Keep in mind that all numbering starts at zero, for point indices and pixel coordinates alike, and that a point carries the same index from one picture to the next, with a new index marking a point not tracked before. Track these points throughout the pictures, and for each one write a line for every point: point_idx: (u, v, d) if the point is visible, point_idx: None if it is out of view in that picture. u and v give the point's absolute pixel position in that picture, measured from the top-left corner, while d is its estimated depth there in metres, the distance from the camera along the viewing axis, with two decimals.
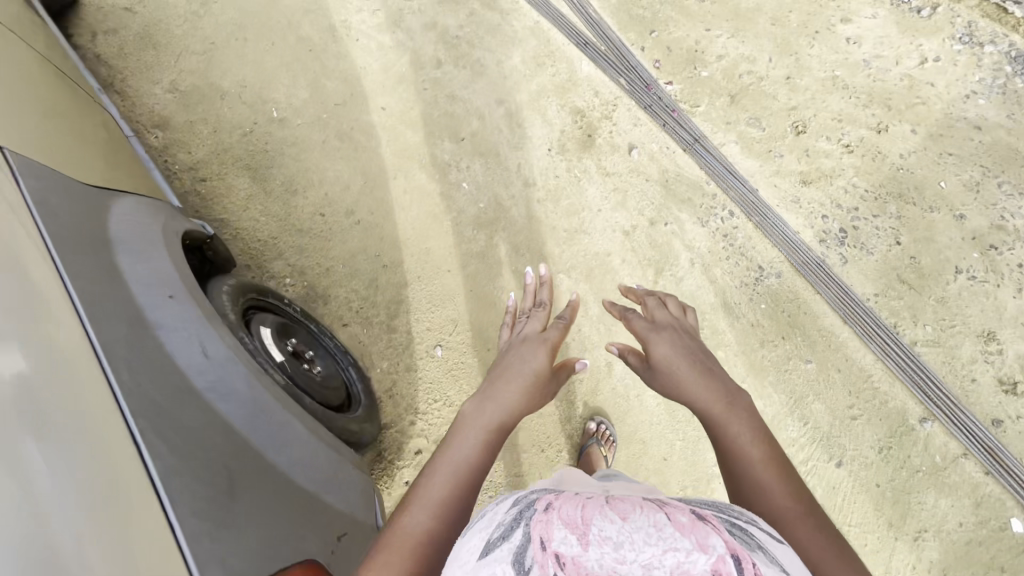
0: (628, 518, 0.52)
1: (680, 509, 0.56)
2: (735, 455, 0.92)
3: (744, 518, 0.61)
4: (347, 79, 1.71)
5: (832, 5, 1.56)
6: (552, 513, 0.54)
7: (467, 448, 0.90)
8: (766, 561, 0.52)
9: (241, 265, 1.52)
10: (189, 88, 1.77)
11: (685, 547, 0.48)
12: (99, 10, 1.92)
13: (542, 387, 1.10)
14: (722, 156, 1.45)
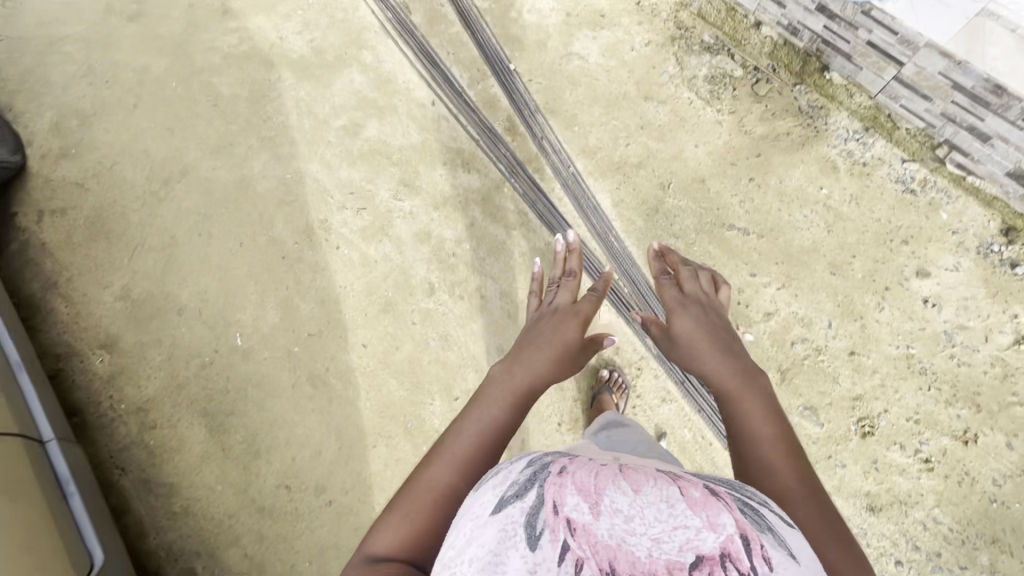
0: (641, 493, 0.52)
1: (693, 483, 0.54)
2: (743, 436, 0.73)
3: (757, 498, 0.54)
4: (325, 300, 1.46)
5: (904, 251, 1.30)
6: (567, 475, 0.53)
7: (492, 409, 0.79)
8: (777, 544, 0.47)
9: (192, 551, 1.31)
10: (142, 296, 1.53)
11: (696, 525, 0.47)
12: (49, 184, 1.70)
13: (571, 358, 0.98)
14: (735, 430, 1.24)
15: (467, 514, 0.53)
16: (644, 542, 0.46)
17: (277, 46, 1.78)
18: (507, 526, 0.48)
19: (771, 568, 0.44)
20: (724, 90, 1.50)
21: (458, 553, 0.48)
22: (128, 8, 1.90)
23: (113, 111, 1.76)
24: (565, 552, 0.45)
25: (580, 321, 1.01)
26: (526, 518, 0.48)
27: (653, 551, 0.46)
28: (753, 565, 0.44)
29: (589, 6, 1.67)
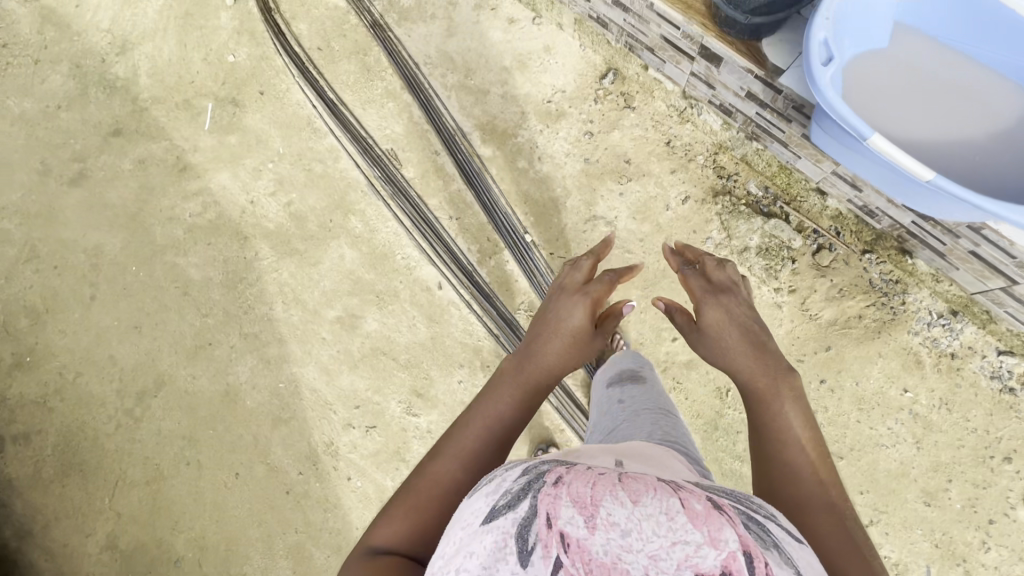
0: (640, 502, 0.42)
1: (695, 494, 0.46)
2: (774, 439, 0.68)
3: (763, 510, 0.49)
4: (342, 546, 1.31)
5: (1009, 471, 1.14)
6: (562, 482, 0.44)
7: (505, 396, 0.74)
8: (781, 563, 0.42)
9: None
10: (133, 547, 1.37)
11: (696, 540, 0.40)
12: (4, 406, 1.48)
13: (580, 349, 0.83)
14: None
15: (457, 522, 0.46)
16: (641, 560, 0.38)
17: (250, 211, 1.53)
18: (496, 542, 0.40)
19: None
20: (782, 266, 1.28)
21: (446, 569, 0.41)
22: (69, 168, 1.63)
23: (69, 305, 1.52)
24: (558, 572, 0.38)
25: (591, 303, 0.85)
26: (518, 531, 0.40)
27: (651, 571, 0.38)
28: None
29: (610, 149, 1.43)
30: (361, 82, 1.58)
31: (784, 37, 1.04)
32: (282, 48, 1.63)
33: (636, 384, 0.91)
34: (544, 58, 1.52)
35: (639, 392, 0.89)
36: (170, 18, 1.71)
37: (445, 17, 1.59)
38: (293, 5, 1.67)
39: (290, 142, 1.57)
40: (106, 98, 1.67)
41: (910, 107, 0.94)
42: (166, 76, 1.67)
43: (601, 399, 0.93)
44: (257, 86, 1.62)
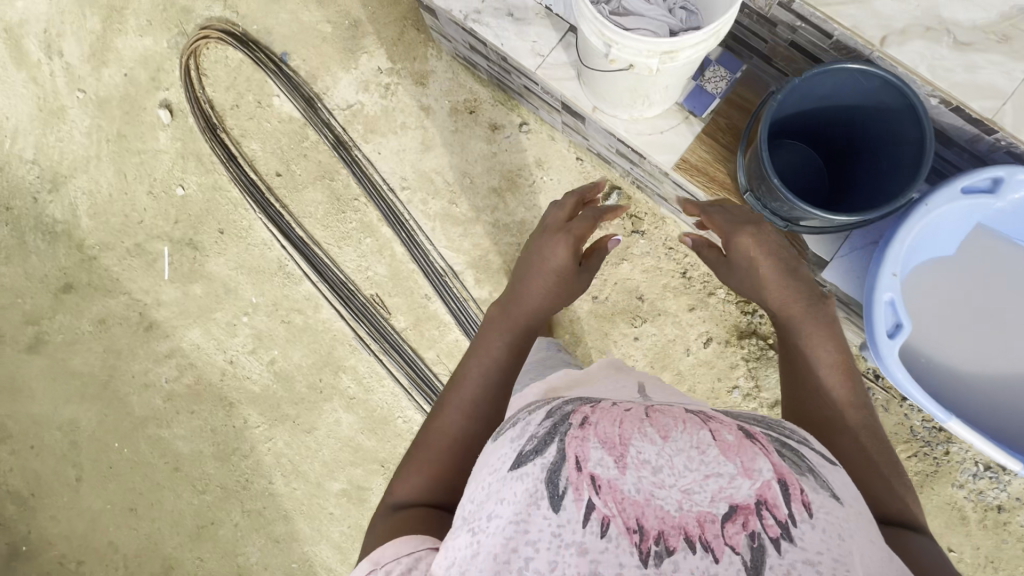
0: (670, 439, 0.49)
1: (727, 423, 0.51)
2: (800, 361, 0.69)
3: (796, 437, 0.52)
4: None
5: None
6: (590, 425, 0.51)
7: (496, 344, 0.83)
8: (818, 488, 0.45)
9: None
10: None
11: (728, 472, 0.46)
12: None
13: (565, 286, 0.89)
14: None
15: (484, 465, 0.52)
16: (673, 495, 0.45)
17: (231, 373, 1.41)
18: (528, 483, 0.47)
19: (812, 515, 0.43)
20: None
21: (481, 512, 0.48)
22: (23, 333, 1.47)
23: (55, 488, 1.43)
24: (590, 510, 0.45)
25: (572, 242, 0.88)
26: (547, 475, 0.47)
27: (684, 503, 0.45)
28: (791, 514, 0.43)
29: (620, 284, 1.29)
30: (332, 215, 1.39)
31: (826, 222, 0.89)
32: (237, 177, 1.43)
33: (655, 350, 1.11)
34: (537, 174, 1.34)
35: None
36: (103, 143, 1.49)
37: (419, 128, 1.38)
38: (241, 118, 1.44)
39: (263, 290, 1.41)
40: (49, 246, 1.49)
41: (977, 328, 0.88)
42: (110, 215, 1.47)
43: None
44: (215, 223, 1.44)
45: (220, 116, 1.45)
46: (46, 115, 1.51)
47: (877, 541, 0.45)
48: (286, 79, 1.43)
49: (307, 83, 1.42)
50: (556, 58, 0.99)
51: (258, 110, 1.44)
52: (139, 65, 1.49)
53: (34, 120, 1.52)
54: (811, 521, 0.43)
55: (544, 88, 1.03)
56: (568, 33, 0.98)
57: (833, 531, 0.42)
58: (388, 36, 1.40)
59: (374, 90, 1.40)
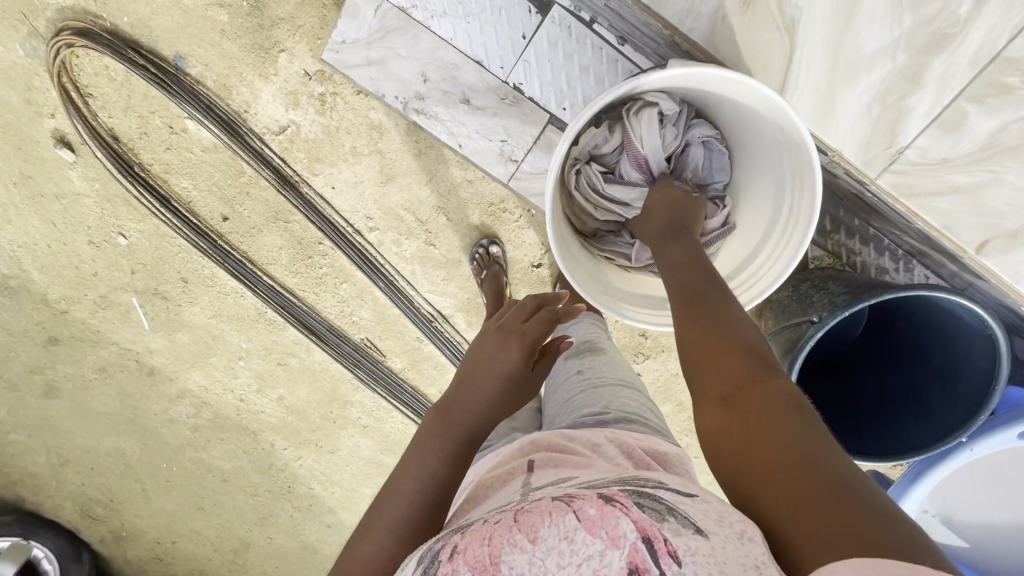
0: (538, 539, 0.39)
1: (589, 495, 0.43)
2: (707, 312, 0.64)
3: (649, 484, 0.47)
4: None
5: None
6: (457, 553, 0.41)
7: (432, 455, 0.60)
8: (681, 529, 0.39)
9: None
10: None
11: (598, 553, 0.37)
12: (129, 562, 1.69)
13: (511, 397, 0.67)
14: (576, 386, 0.80)
15: None
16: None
17: (245, 408, 1.45)
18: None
19: (682, 565, 0.36)
20: None
21: None
22: (34, 380, 1.49)
23: (127, 496, 1.61)
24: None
25: (527, 343, 0.67)
26: None
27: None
28: (664, 572, 0.36)
29: (624, 323, 1.19)
30: (299, 261, 1.24)
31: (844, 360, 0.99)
32: (177, 223, 1.23)
33: (595, 354, 0.87)
34: (522, 204, 1.14)
35: (599, 362, 0.85)
36: (8, 186, 1.26)
37: (374, 153, 1.12)
38: (156, 150, 1.17)
39: (250, 336, 1.35)
40: (12, 301, 1.39)
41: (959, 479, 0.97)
42: (59, 269, 1.33)
43: (559, 372, 0.87)
44: (174, 271, 1.30)
45: (132, 149, 1.18)
46: None
47: (760, 545, 0.39)
48: (191, 97, 1.10)
49: (220, 100, 1.11)
50: (531, 160, 1.09)
51: (173, 137, 1.16)
52: (2, 82, 1.15)
53: None
54: (684, 573, 0.35)
55: (519, 185, 1.12)
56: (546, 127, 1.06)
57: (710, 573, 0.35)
58: (307, 24, 1.05)
59: (307, 104, 1.09)
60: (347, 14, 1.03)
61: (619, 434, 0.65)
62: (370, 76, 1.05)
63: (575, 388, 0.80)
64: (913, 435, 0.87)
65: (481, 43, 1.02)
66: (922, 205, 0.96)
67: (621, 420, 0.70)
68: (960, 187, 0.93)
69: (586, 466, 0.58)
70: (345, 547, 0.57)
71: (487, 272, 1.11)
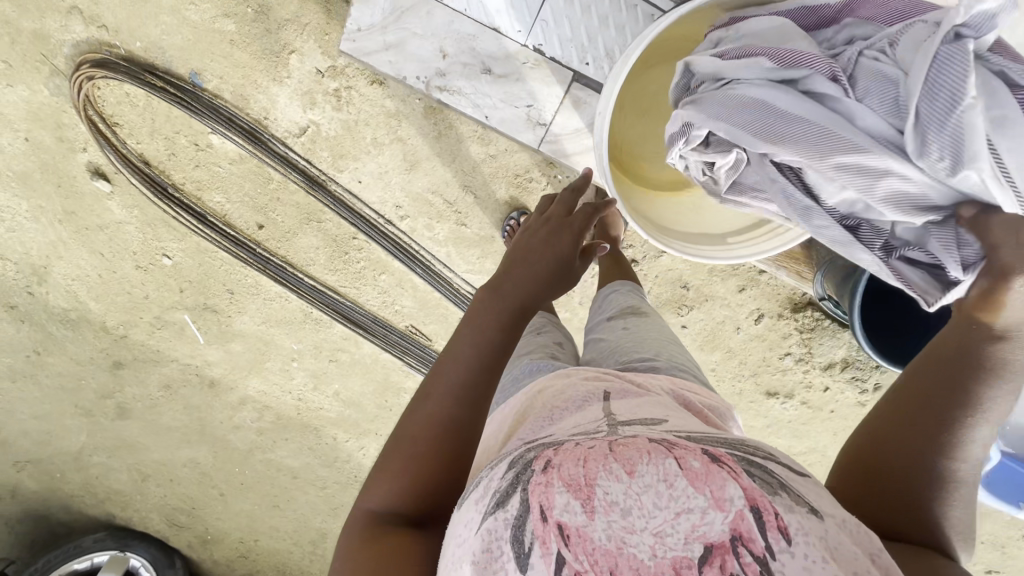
0: (636, 473, 0.39)
1: (692, 448, 0.42)
2: (967, 400, 0.53)
3: (762, 453, 0.44)
4: None
5: None
6: (552, 466, 0.42)
7: (488, 322, 0.60)
8: (793, 507, 0.38)
9: None
10: None
11: (700, 507, 0.37)
12: (217, 563, 1.79)
13: (558, 279, 0.68)
14: (619, 340, 0.77)
15: (454, 529, 0.45)
16: (646, 540, 0.36)
17: (305, 407, 1.51)
18: (491, 543, 0.40)
19: (792, 543, 0.35)
20: (868, 373, 1.21)
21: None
22: (106, 404, 1.57)
23: (207, 502, 1.70)
24: (562, 567, 0.37)
25: (575, 233, 0.71)
26: (513, 534, 0.39)
27: (658, 549, 0.36)
28: (769, 546, 0.35)
29: (662, 276, 1.19)
30: (336, 258, 1.27)
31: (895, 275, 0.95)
32: (215, 237, 1.26)
33: (638, 316, 0.81)
34: (547, 172, 1.13)
35: (645, 322, 0.80)
36: (55, 224, 1.31)
37: (395, 142, 1.12)
38: (186, 169, 1.21)
39: (300, 337, 1.39)
40: (75, 333, 1.47)
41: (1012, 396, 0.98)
42: (113, 296, 1.40)
43: (597, 328, 0.83)
44: (220, 284, 1.34)
45: (163, 171, 1.21)
46: None
47: (870, 540, 0.39)
48: (212, 112, 1.13)
49: (240, 110, 1.13)
50: (561, 120, 1.05)
51: (200, 154, 1.19)
52: (34, 124, 1.19)
53: None
54: (791, 551, 0.35)
55: (551, 149, 1.07)
56: (572, 84, 1.03)
57: (816, 560, 0.34)
58: (313, 22, 1.06)
59: (323, 102, 1.10)
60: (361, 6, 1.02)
61: (676, 385, 0.63)
62: (389, 61, 1.03)
63: (617, 340, 0.77)
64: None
65: (494, 10, 1.01)
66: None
67: (675, 367, 0.69)
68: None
69: (662, 405, 0.55)
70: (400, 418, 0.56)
71: None
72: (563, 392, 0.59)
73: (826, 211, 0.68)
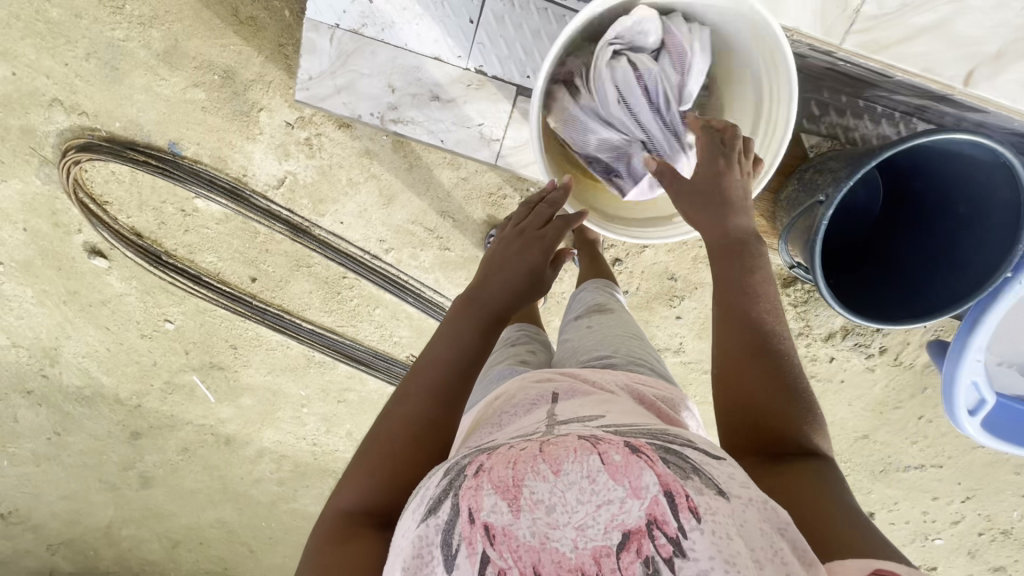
0: (562, 472, 0.42)
1: (615, 440, 0.45)
2: (743, 293, 0.66)
3: (680, 440, 0.48)
4: None
5: None
6: (482, 470, 0.44)
7: (465, 334, 0.63)
8: (704, 488, 0.42)
9: None
10: None
11: (619, 498, 0.40)
12: None
13: (527, 288, 0.68)
14: (585, 338, 0.79)
15: (395, 541, 0.46)
16: (569, 534, 0.40)
17: (320, 451, 1.52)
18: (422, 548, 0.42)
19: (701, 521, 0.39)
20: (872, 337, 1.19)
21: None
22: (129, 475, 1.60)
23: (238, 560, 1.70)
24: (487, 565, 0.39)
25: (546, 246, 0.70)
26: (444, 538, 0.41)
27: (580, 541, 0.39)
28: (681, 525, 0.39)
29: (648, 271, 1.20)
30: (330, 299, 1.30)
31: None
32: (212, 295, 1.30)
33: (602, 313, 0.84)
34: (520, 187, 1.16)
35: (608, 319, 0.82)
36: (60, 306, 1.36)
37: (370, 179, 1.16)
38: (177, 235, 1.25)
39: (306, 382, 1.42)
40: (91, 409, 1.50)
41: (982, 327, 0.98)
42: (123, 368, 1.44)
43: (567, 328, 0.86)
44: (223, 341, 1.38)
45: (156, 240, 1.26)
46: None
47: (778, 515, 0.43)
48: (193, 177, 1.18)
49: (220, 171, 1.18)
50: (512, 135, 1.01)
51: (187, 219, 1.24)
52: (31, 213, 1.25)
53: None
54: (701, 527, 0.39)
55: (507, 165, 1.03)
56: (519, 99, 0.98)
57: (722, 533, 0.39)
58: (276, 79, 1.10)
59: (297, 153, 1.15)
60: (305, 52, 0.96)
61: (631, 379, 0.65)
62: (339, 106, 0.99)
63: (584, 338, 0.79)
64: (966, 284, 0.81)
65: (430, 38, 0.94)
66: (895, 56, 0.80)
67: (630, 363, 0.71)
68: (925, 25, 0.78)
69: (610, 401, 0.57)
70: (375, 422, 0.59)
71: None
72: (513, 398, 0.61)
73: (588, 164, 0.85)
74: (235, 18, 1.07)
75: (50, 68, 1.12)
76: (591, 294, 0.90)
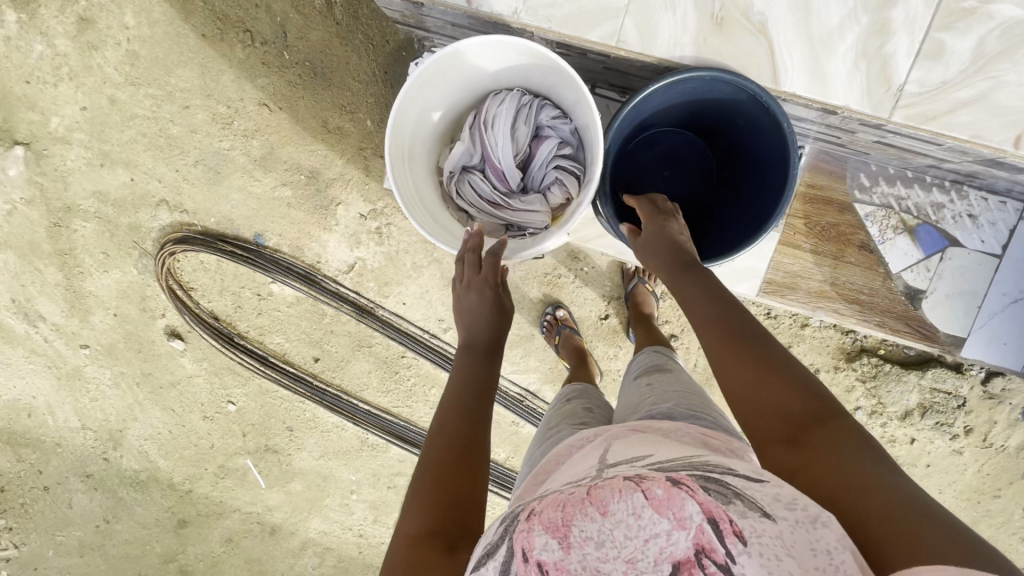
0: (609, 512, 0.41)
1: (657, 476, 0.45)
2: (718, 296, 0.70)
3: (719, 469, 0.47)
4: None
5: None
6: (533, 513, 0.45)
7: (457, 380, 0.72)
8: (747, 512, 0.41)
9: None
10: None
11: (665, 530, 0.39)
12: None
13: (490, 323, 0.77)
14: (647, 395, 0.78)
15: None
16: (619, 567, 0.39)
17: (366, 544, 1.46)
18: None
19: (748, 544, 0.38)
20: (953, 415, 1.12)
21: None
22: (169, 569, 1.55)
23: None
24: None
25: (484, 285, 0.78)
26: None
27: None
28: (729, 551, 0.38)
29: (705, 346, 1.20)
30: (388, 378, 1.33)
31: (949, 297, 1.00)
32: (277, 376, 1.35)
33: (661, 371, 0.84)
34: (574, 267, 1.21)
35: (667, 377, 0.82)
36: (134, 387, 1.44)
37: (432, 262, 1.25)
38: (250, 318, 1.34)
39: (357, 467, 1.40)
40: (143, 495, 1.51)
41: None
42: (182, 450, 1.47)
43: (626, 391, 0.86)
44: (280, 423, 1.40)
45: (230, 323, 1.34)
46: (67, 380, 1.45)
47: (830, 531, 0.41)
48: (273, 263, 1.29)
49: (296, 259, 1.29)
50: None
51: (261, 302, 1.33)
52: (122, 300, 1.37)
53: (59, 390, 1.46)
54: (748, 551, 0.38)
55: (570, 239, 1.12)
56: None
57: (769, 554, 0.38)
58: (355, 177, 1.24)
59: (368, 240, 1.26)
60: None
61: (704, 433, 0.63)
62: None
63: (647, 395, 0.79)
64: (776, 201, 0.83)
65: None
66: (946, 125, 0.86)
67: (690, 416, 0.69)
68: (968, 98, 0.84)
69: (661, 443, 0.57)
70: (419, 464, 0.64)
71: (560, 336, 1.17)
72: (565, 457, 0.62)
73: (492, 220, 0.89)
74: (324, 128, 1.23)
75: (163, 173, 1.29)
76: (649, 356, 0.91)
